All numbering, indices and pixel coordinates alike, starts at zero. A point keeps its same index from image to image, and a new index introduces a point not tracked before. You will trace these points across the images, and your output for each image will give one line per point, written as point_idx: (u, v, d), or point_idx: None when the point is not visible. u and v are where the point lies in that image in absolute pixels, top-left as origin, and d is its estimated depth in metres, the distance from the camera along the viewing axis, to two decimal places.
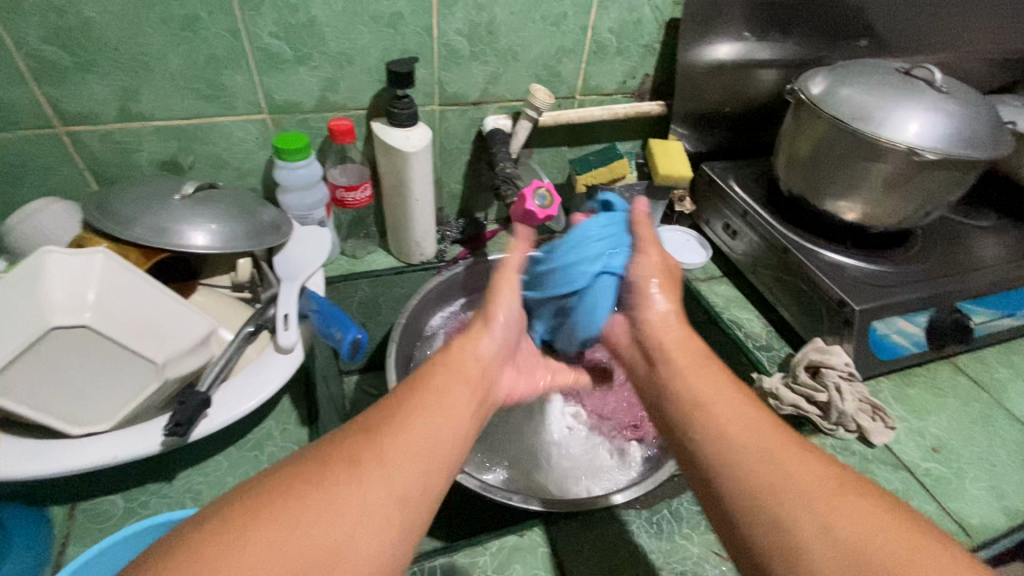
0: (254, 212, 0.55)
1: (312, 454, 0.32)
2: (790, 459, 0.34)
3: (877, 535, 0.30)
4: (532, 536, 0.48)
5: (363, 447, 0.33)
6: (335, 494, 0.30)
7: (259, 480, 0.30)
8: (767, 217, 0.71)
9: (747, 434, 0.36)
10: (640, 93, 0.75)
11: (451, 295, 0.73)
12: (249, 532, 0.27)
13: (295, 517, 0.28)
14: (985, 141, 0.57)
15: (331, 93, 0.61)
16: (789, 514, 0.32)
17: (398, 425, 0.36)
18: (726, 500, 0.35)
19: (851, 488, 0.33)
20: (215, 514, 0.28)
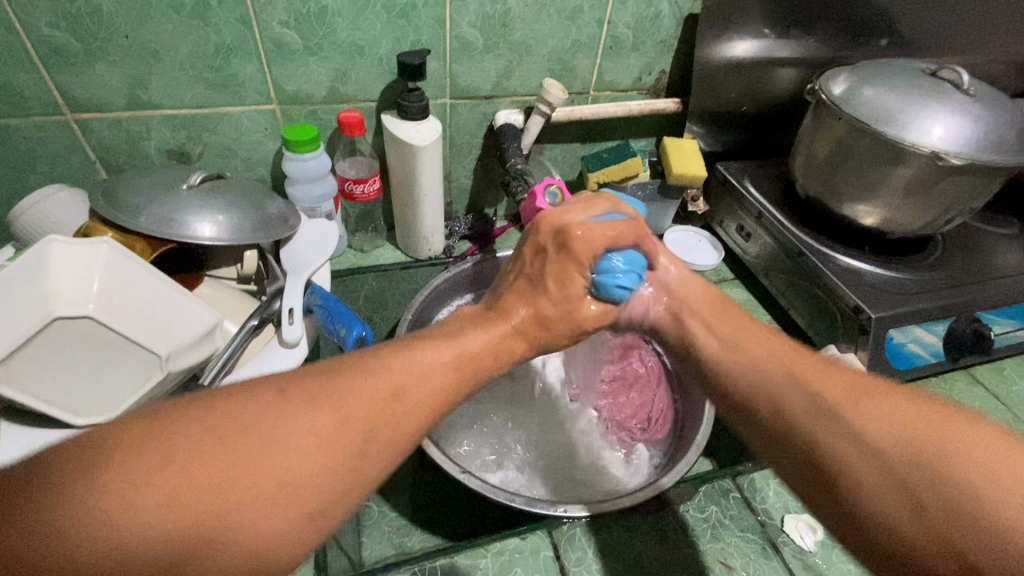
0: (262, 204, 0.55)
1: (302, 386, 0.32)
2: (822, 387, 0.38)
3: (901, 425, 0.34)
4: (535, 539, 0.47)
5: (358, 399, 0.32)
6: (307, 443, 0.30)
7: (246, 394, 0.30)
8: (783, 219, 0.70)
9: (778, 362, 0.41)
10: (655, 90, 0.74)
11: (459, 290, 0.72)
12: (213, 463, 0.27)
13: (262, 456, 0.28)
14: (1013, 147, 0.55)
15: (341, 84, 0.60)
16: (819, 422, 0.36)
17: (406, 384, 0.34)
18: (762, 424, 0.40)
19: (876, 391, 0.36)
20: (189, 422, 0.28)
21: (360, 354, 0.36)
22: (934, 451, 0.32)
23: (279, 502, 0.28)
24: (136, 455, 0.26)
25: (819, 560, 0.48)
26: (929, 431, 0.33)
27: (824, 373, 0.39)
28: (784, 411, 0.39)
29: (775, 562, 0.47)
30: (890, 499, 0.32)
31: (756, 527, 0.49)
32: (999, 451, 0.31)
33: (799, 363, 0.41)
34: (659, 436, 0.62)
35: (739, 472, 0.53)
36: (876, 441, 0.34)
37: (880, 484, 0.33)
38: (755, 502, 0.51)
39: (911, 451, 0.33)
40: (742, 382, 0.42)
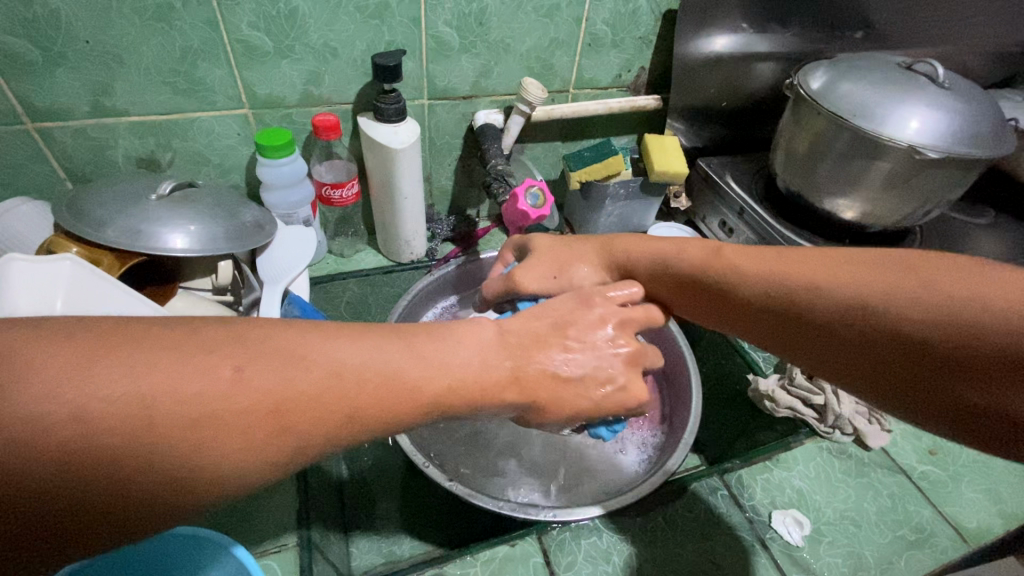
0: (236, 212, 0.53)
1: (251, 361, 0.27)
2: (828, 282, 0.35)
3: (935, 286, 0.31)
4: (525, 545, 0.46)
5: (304, 406, 0.27)
6: (215, 430, 0.25)
7: (195, 349, 0.26)
8: (764, 214, 0.70)
9: (780, 261, 0.39)
10: (635, 86, 0.73)
11: (443, 292, 0.73)
12: (111, 432, 0.23)
13: (171, 432, 0.24)
14: (987, 139, 0.56)
15: (315, 86, 0.59)
16: (840, 309, 0.34)
17: (365, 395, 0.29)
18: (777, 322, 0.38)
19: (885, 270, 0.34)
20: (120, 360, 0.24)
21: (344, 342, 0.30)
22: (969, 310, 0.29)
23: (161, 484, 0.25)
24: (37, 378, 0.22)
25: (808, 555, 0.48)
26: (956, 290, 0.30)
27: (823, 264, 0.36)
28: (798, 304, 0.36)
29: (763, 558, 0.47)
30: (953, 369, 0.30)
31: (744, 524, 0.49)
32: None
33: (801, 262, 0.38)
34: (649, 424, 0.63)
35: (727, 469, 0.53)
36: (910, 324, 0.31)
37: (935, 360, 0.31)
38: (743, 499, 0.51)
39: (948, 319, 0.30)
40: (749, 297, 0.40)
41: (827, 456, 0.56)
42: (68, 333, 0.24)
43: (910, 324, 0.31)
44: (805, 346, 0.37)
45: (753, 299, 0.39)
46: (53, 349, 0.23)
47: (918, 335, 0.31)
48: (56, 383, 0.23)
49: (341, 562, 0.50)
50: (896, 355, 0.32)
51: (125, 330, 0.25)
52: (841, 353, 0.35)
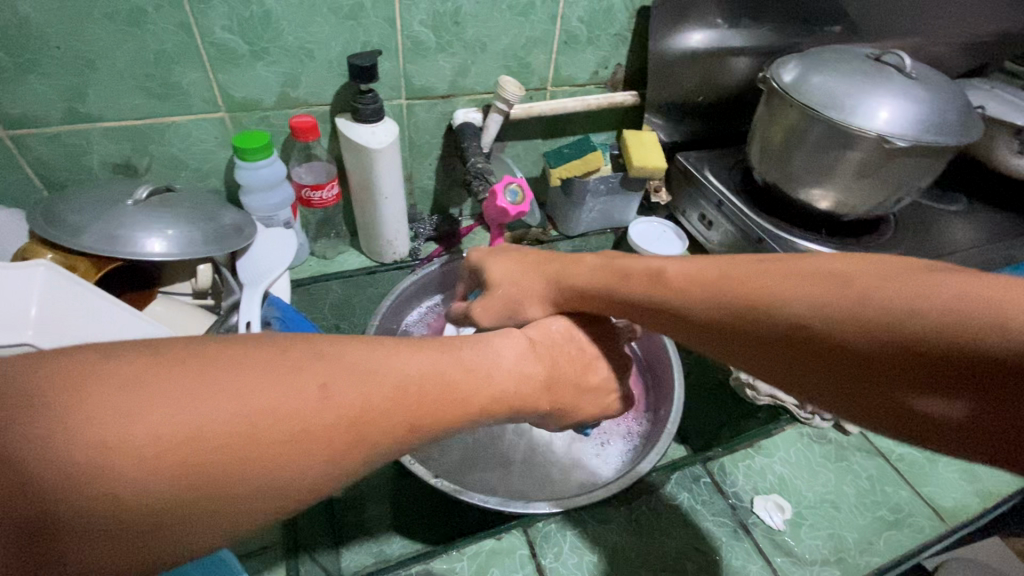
0: (215, 215, 0.53)
1: (331, 373, 0.26)
2: (769, 292, 0.30)
3: (886, 287, 0.26)
4: (511, 538, 0.47)
5: (378, 418, 0.27)
6: (299, 445, 0.24)
7: (288, 364, 0.25)
8: (742, 207, 0.71)
9: (722, 272, 0.33)
10: (613, 83, 0.74)
11: (427, 292, 0.73)
12: (218, 450, 0.22)
13: (268, 452, 0.23)
14: (955, 127, 0.57)
15: (292, 88, 0.59)
16: (783, 319, 0.29)
17: (427, 404, 0.29)
18: (723, 340, 0.32)
19: (814, 276, 0.29)
20: (216, 379, 0.23)
21: (404, 356, 0.30)
22: (920, 309, 0.24)
23: (255, 505, 0.23)
24: (132, 400, 0.21)
25: (789, 539, 0.49)
26: (895, 290, 0.26)
27: (767, 275, 0.31)
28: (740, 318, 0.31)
29: (745, 543, 0.48)
30: (899, 378, 0.25)
31: (727, 510, 0.50)
32: (991, 280, 0.23)
33: (732, 273, 0.33)
34: (634, 414, 0.64)
35: (709, 457, 0.54)
36: (846, 328, 0.26)
37: (879, 367, 0.25)
38: (726, 486, 0.52)
39: (885, 321, 0.25)
40: (691, 315, 0.34)
41: (807, 442, 0.57)
42: (162, 355, 0.23)
43: (861, 332, 0.26)
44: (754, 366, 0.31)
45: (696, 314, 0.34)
46: (146, 368, 0.22)
47: (862, 346, 0.26)
48: (166, 403, 0.21)
49: (330, 565, 0.50)
50: (851, 364, 0.26)
51: (209, 346, 0.24)
52: (796, 373, 0.29)
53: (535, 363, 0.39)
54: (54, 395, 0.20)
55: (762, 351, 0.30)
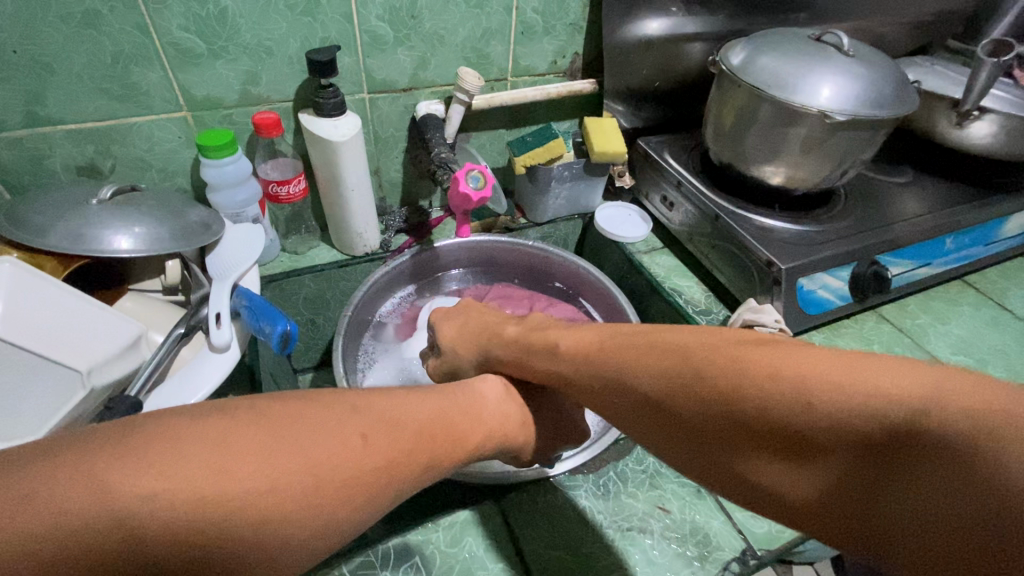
0: (181, 212, 0.54)
1: (364, 421, 0.31)
2: (637, 374, 0.36)
3: (719, 368, 0.32)
4: (485, 509, 0.48)
5: (402, 460, 0.32)
6: (343, 486, 0.29)
7: (335, 419, 0.30)
8: (700, 187, 0.73)
9: (605, 349, 0.40)
10: (571, 72, 0.76)
11: (400, 283, 0.75)
12: (290, 491, 0.27)
13: (335, 491, 0.29)
14: (891, 100, 0.61)
15: (253, 85, 0.60)
16: (652, 395, 0.35)
17: (438, 435, 0.35)
18: (615, 409, 0.38)
19: (669, 355, 0.35)
20: (294, 436, 0.28)
21: (415, 401, 0.36)
22: (753, 390, 0.30)
23: (317, 539, 0.28)
24: (221, 454, 0.26)
25: None
26: (723, 373, 0.32)
27: (636, 353, 0.37)
28: (626, 391, 0.37)
29: (708, 501, 0.51)
30: (739, 449, 0.31)
31: None
32: (788, 363, 0.30)
33: (617, 344, 0.39)
34: None
35: None
36: (697, 409, 0.33)
37: (725, 439, 0.32)
38: None
39: (722, 402, 0.32)
40: (584, 382, 0.40)
41: None
42: (240, 419, 0.27)
43: (708, 412, 0.32)
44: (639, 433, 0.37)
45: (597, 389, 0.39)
46: (235, 429, 0.27)
47: (713, 420, 0.32)
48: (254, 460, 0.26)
49: None
50: (716, 437, 0.32)
51: (279, 407, 0.29)
52: (672, 439, 0.35)
53: (512, 405, 0.45)
54: (164, 450, 0.25)
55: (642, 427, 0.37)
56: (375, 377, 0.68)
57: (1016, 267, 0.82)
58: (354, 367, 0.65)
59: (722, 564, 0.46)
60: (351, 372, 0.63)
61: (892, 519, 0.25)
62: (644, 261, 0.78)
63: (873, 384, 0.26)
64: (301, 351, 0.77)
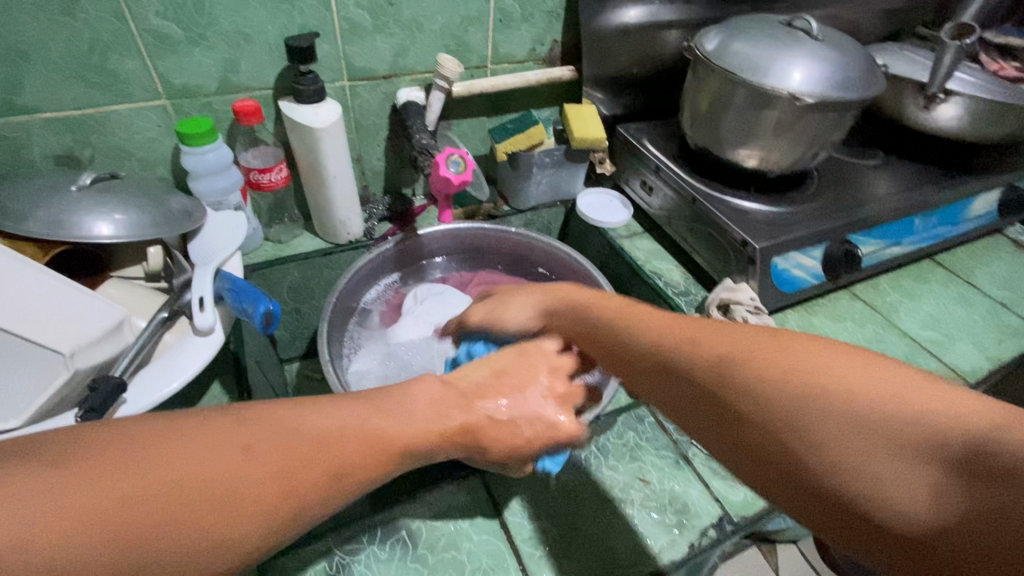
0: (163, 200, 0.54)
1: (264, 430, 0.29)
2: (707, 343, 0.36)
3: (797, 356, 0.32)
4: (470, 484, 0.49)
5: (308, 468, 0.29)
6: (228, 497, 0.27)
7: (217, 430, 0.28)
8: (678, 171, 0.75)
9: (676, 325, 0.40)
10: (550, 59, 0.77)
11: (384, 270, 0.76)
12: (147, 507, 0.24)
13: (251, 501, 0.27)
14: (858, 83, 0.63)
15: (232, 74, 0.60)
16: (715, 362, 0.35)
17: (361, 439, 0.33)
18: (663, 381, 0.38)
19: (746, 334, 0.35)
20: (217, 442, 0.27)
21: (342, 409, 0.34)
22: (831, 380, 0.30)
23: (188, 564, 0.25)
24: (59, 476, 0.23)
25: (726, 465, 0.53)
26: (795, 373, 0.31)
27: (708, 331, 0.37)
28: (686, 360, 0.36)
29: (686, 471, 0.52)
30: (787, 432, 0.30)
31: (668, 444, 0.54)
32: (874, 371, 0.30)
33: (688, 324, 0.39)
34: None
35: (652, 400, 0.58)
36: (755, 404, 0.32)
37: (774, 420, 0.31)
38: (668, 425, 0.56)
39: (796, 381, 0.31)
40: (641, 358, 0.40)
41: None
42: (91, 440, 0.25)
43: (773, 386, 0.31)
44: (686, 400, 0.36)
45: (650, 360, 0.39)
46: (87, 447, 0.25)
47: (771, 396, 0.31)
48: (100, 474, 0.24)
49: None
50: (765, 416, 0.31)
51: (217, 415, 0.29)
52: (716, 410, 0.34)
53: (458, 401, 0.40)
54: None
55: (684, 412, 0.36)
56: (361, 362, 0.69)
57: (984, 247, 0.85)
58: (339, 353, 0.66)
59: (700, 530, 0.48)
60: (337, 358, 0.64)
61: (955, 535, 0.24)
62: (624, 245, 0.79)
63: (963, 410, 0.26)
64: (287, 340, 0.78)
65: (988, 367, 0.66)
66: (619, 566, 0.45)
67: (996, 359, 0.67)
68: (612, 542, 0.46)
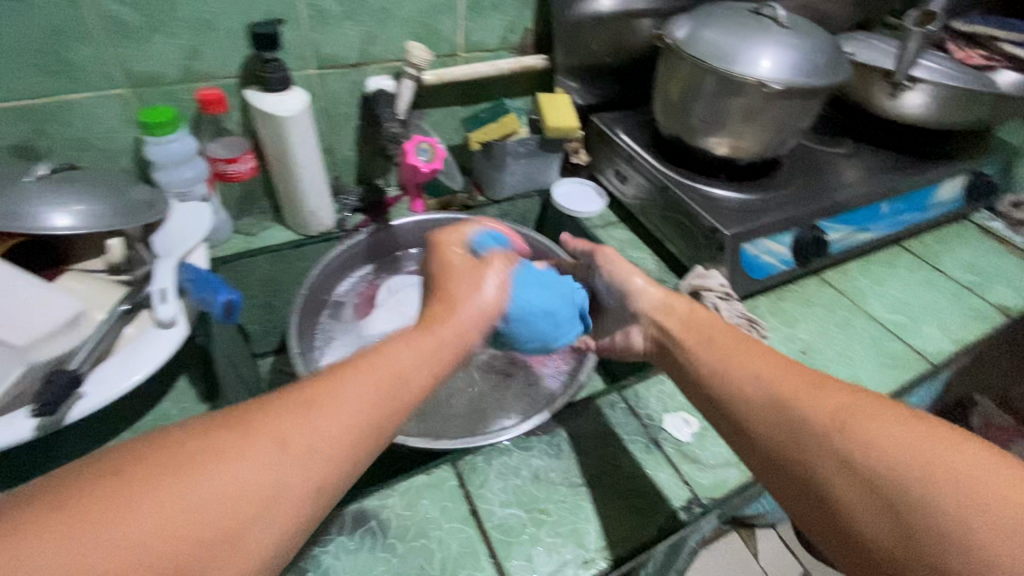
0: (124, 191, 0.54)
1: (225, 430, 0.32)
2: (827, 402, 0.39)
3: (919, 435, 0.35)
4: (441, 472, 0.49)
5: (277, 463, 0.32)
6: (207, 501, 0.29)
7: (183, 445, 0.31)
8: (650, 160, 0.75)
9: (790, 374, 0.42)
10: (522, 48, 0.77)
11: (358, 262, 0.75)
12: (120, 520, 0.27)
13: (225, 508, 0.29)
14: (824, 70, 0.63)
15: (195, 61, 0.59)
16: (833, 420, 0.37)
17: (327, 420, 0.34)
18: (767, 425, 0.40)
19: (866, 403, 0.38)
20: (180, 456, 0.30)
21: (307, 399, 0.35)
22: (955, 465, 0.33)
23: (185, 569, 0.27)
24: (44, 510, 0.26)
25: (695, 448, 0.54)
26: (930, 456, 0.34)
27: (825, 391, 0.40)
28: (803, 411, 0.39)
29: (657, 455, 0.53)
30: (891, 501, 0.33)
31: (639, 428, 0.55)
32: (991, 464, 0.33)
33: (803, 378, 0.41)
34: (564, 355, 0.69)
35: (625, 386, 0.59)
36: (879, 463, 0.35)
37: (882, 486, 0.34)
38: (639, 410, 0.57)
39: (920, 457, 0.34)
40: (754, 398, 0.42)
41: None
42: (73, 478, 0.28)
43: (895, 456, 0.34)
44: (789, 445, 0.38)
45: (757, 402, 0.41)
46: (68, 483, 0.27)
47: (881, 462, 0.35)
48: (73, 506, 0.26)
49: None
50: (875, 481, 0.34)
51: (179, 432, 0.31)
52: (819, 463, 0.37)
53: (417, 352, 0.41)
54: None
55: (776, 461, 0.39)
56: (333, 355, 0.68)
57: (951, 233, 0.86)
58: (309, 347, 0.65)
59: (668, 513, 0.49)
60: (307, 351, 0.63)
61: None
62: (599, 235, 0.79)
63: None
64: (260, 335, 0.76)
65: (952, 349, 0.68)
66: (586, 549, 0.45)
67: (961, 341, 0.69)
68: (581, 527, 0.47)
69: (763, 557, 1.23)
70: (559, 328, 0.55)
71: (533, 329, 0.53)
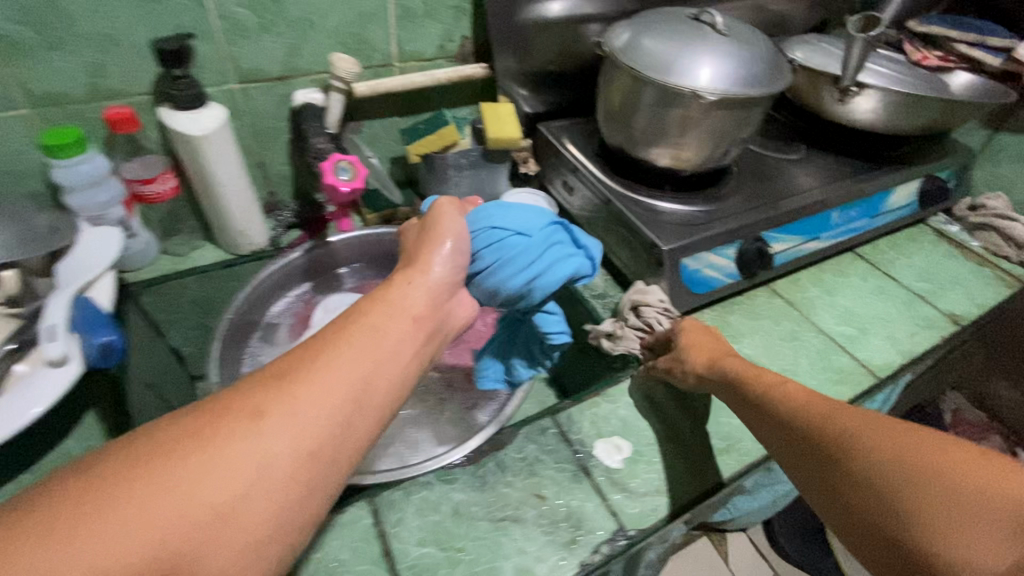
0: (28, 219, 0.52)
1: (209, 421, 0.29)
2: (847, 420, 0.41)
3: (932, 449, 0.37)
4: (356, 510, 0.47)
5: (269, 456, 0.29)
6: (194, 509, 0.27)
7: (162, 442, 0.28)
8: (594, 172, 0.73)
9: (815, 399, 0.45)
10: (462, 56, 0.75)
11: (293, 281, 0.72)
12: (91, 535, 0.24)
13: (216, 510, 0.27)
14: (762, 78, 0.61)
15: (102, 79, 0.56)
16: (850, 437, 0.40)
17: (321, 398, 0.31)
18: (796, 437, 0.44)
19: (883, 421, 0.40)
20: (157, 458, 0.27)
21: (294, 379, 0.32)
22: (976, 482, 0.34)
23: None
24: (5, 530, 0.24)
25: (626, 475, 0.52)
26: (936, 468, 0.35)
27: (848, 412, 0.42)
28: (829, 426, 0.42)
29: (585, 485, 0.51)
30: (897, 505, 0.35)
31: (569, 455, 0.53)
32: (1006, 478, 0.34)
33: (827, 404, 0.44)
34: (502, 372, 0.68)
35: (558, 409, 0.57)
36: (888, 469, 0.37)
37: (891, 491, 0.36)
38: (571, 435, 0.55)
39: (929, 468, 0.36)
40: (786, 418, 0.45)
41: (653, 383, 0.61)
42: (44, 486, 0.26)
43: (895, 471, 0.36)
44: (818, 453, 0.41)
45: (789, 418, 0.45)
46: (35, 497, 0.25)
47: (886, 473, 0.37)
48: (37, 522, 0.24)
49: None
50: (885, 488, 0.36)
51: (157, 427, 0.29)
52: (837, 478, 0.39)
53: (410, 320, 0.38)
54: None
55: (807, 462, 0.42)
56: None
57: (905, 238, 0.85)
58: (237, 374, 0.62)
59: (592, 546, 0.47)
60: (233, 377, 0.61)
61: None
62: None
63: None
64: None
65: (899, 361, 0.66)
66: None
67: (908, 353, 0.67)
68: (499, 565, 0.45)
69: (733, 563, 1.22)
70: (540, 252, 0.47)
71: (507, 260, 0.47)
